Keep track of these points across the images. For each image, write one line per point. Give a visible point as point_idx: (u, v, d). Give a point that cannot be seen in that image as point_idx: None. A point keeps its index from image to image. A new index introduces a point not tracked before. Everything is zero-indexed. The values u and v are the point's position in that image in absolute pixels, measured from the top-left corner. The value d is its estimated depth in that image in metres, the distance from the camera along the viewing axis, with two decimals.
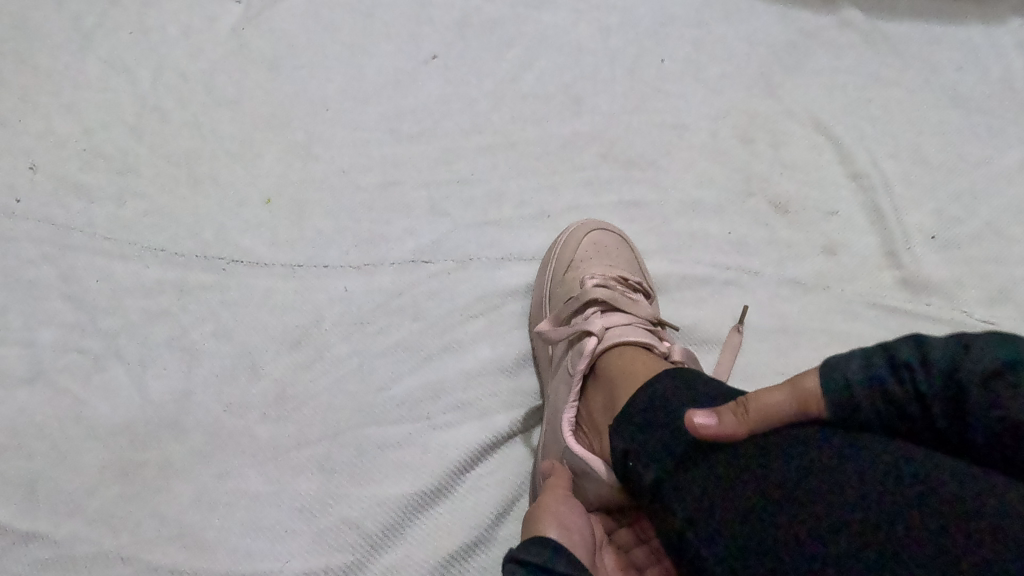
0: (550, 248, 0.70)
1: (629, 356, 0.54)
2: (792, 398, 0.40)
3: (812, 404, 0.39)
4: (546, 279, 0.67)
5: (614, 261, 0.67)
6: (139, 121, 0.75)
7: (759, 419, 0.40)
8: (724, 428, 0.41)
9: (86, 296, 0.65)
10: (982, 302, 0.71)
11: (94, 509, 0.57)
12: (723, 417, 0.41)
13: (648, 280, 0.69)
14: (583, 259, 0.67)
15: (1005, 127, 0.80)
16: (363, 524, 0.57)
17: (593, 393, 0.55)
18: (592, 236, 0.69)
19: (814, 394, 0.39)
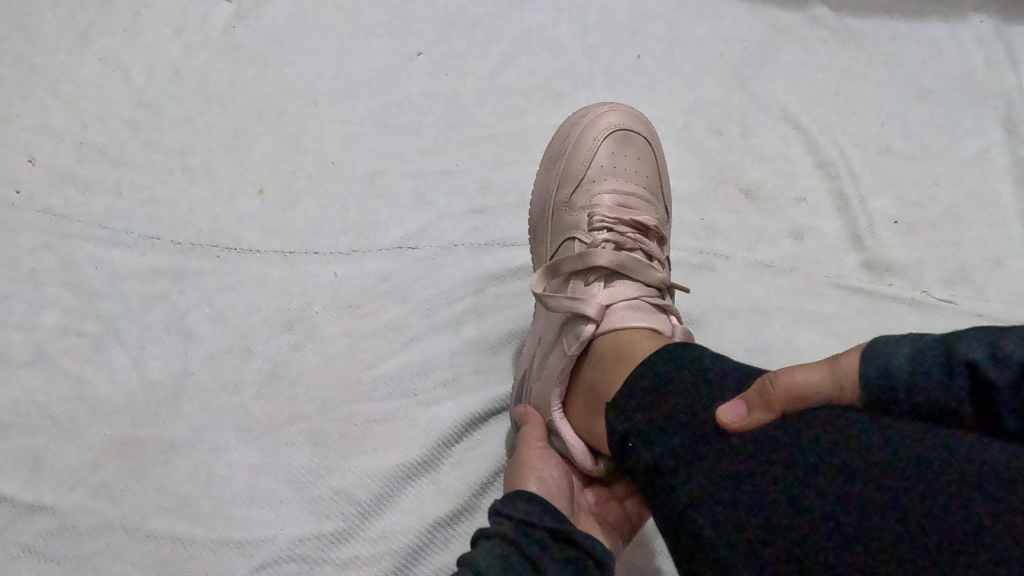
0: (566, 146, 0.70)
1: (632, 335, 0.53)
2: (826, 380, 0.37)
3: (843, 384, 0.37)
4: (555, 195, 0.68)
5: (627, 190, 0.68)
6: (134, 116, 0.77)
7: (786, 399, 0.38)
8: (757, 417, 0.39)
9: (85, 282, 0.68)
10: (941, 283, 0.75)
11: (96, 482, 0.60)
12: (755, 404, 0.39)
13: (658, 214, 0.69)
14: (595, 179, 0.68)
15: (965, 118, 0.84)
16: (354, 493, 0.60)
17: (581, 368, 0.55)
18: (609, 149, 0.69)
19: (850, 379, 0.36)
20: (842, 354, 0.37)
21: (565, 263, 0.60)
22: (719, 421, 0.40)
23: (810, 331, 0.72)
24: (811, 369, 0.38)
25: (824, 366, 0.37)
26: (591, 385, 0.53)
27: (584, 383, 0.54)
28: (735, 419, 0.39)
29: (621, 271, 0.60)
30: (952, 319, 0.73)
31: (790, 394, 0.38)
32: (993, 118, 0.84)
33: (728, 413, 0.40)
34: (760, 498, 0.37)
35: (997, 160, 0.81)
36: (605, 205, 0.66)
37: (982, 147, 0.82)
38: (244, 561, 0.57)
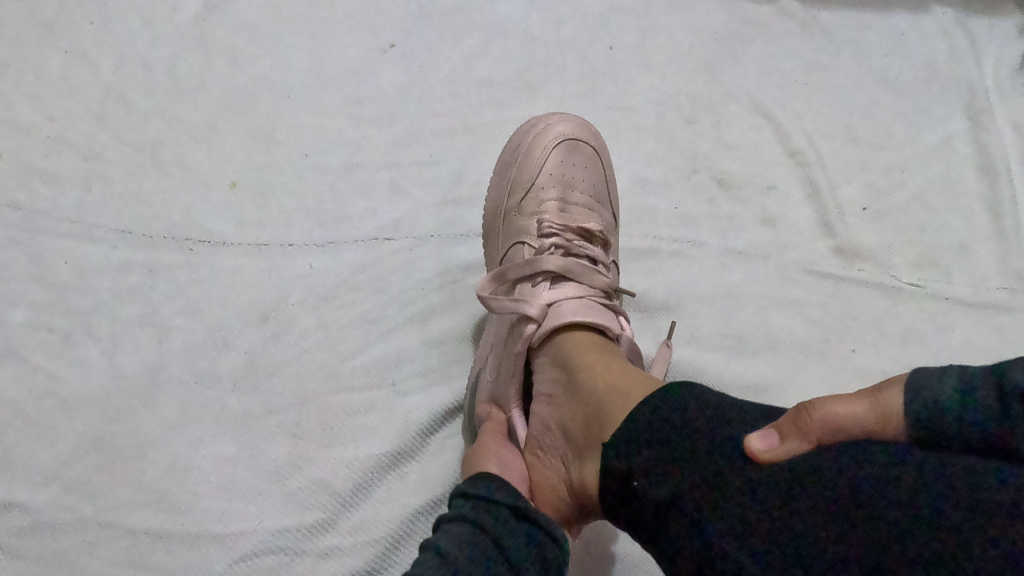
0: (513, 156, 0.71)
1: (599, 365, 0.51)
2: (868, 412, 0.37)
3: (889, 418, 0.36)
4: (504, 200, 0.69)
5: (573, 198, 0.69)
6: (103, 109, 0.76)
7: (828, 432, 0.37)
8: (790, 446, 0.38)
9: (54, 276, 0.67)
10: (909, 267, 0.77)
11: (70, 479, 0.59)
12: (788, 432, 0.38)
13: (609, 224, 0.70)
14: (543, 186, 0.68)
15: (931, 106, 0.86)
16: (334, 485, 0.60)
17: (549, 408, 0.53)
18: (558, 158, 0.69)
19: (896, 411, 0.36)
20: (883, 387, 0.37)
21: (511, 270, 0.60)
22: (747, 450, 0.38)
23: (783, 316, 0.73)
24: (852, 401, 0.37)
25: (863, 398, 0.37)
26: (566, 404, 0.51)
27: (554, 426, 0.52)
28: (766, 449, 0.38)
29: (568, 275, 0.60)
30: (920, 302, 0.75)
31: (827, 424, 0.37)
32: (957, 107, 0.86)
33: (758, 442, 0.38)
34: (738, 475, 0.38)
35: (961, 148, 0.83)
36: (551, 211, 0.67)
37: (946, 135, 0.84)
38: (222, 554, 0.57)
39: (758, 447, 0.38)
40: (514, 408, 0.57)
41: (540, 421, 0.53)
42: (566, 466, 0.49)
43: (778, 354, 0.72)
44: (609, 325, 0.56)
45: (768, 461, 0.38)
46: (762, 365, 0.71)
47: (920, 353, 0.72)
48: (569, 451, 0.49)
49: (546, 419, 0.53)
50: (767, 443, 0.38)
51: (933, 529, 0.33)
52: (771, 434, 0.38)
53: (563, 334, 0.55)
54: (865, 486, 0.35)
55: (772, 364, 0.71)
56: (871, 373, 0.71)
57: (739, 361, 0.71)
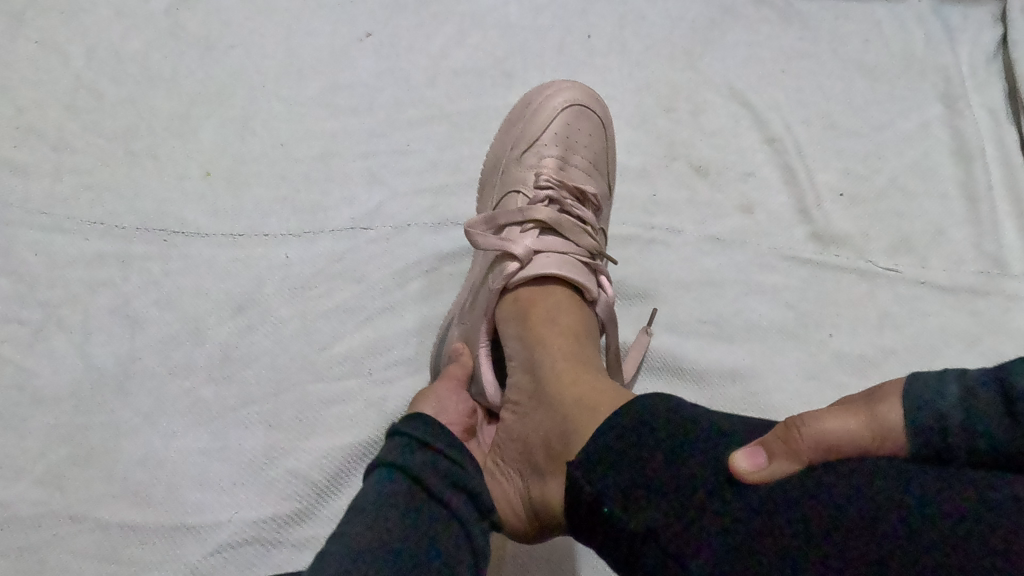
0: (523, 113, 0.72)
1: (572, 379, 0.51)
2: (861, 428, 0.35)
3: (885, 435, 0.34)
4: (507, 150, 0.70)
5: (572, 159, 0.70)
6: (74, 99, 0.75)
7: (819, 452, 0.35)
8: (778, 467, 0.36)
9: (25, 269, 0.66)
10: (885, 252, 0.77)
11: (42, 473, 0.58)
12: (777, 453, 0.36)
13: (607, 191, 0.71)
14: (546, 143, 0.70)
15: (907, 93, 0.86)
16: (310, 475, 0.60)
17: (515, 417, 0.53)
18: (564, 121, 0.71)
19: (894, 427, 0.34)
20: (879, 401, 0.34)
21: (502, 214, 0.62)
22: (733, 470, 0.37)
23: (761, 301, 0.73)
24: (844, 415, 0.35)
25: (858, 414, 0.35)
26: (532, 413, 0.51)
27: (518, 436, 0.51)
28: (754, 470, 0.37)
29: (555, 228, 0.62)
30: (896, 287, 0.75)
31: (821, 445, 0.35)
32: (933, 93, 0.86)
33: (745, 462, 0.37)
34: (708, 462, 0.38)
35: (937, 134, 0.84)
36: (550, 166, 0.68)
37: (923, 122, 0.84)
38: (197, 545, 0.57)
39: (749, 471, 0.37)
40: (481, 353, 0.58)
41: (505, 431, 0.53)
42: (523, 479, 0.50)
43: (756, 341, 0.72)
44: (587, 285, 0.60)
45: (756, 483, 0.37)
46: (741, 352, 0.71)
47: (896, 337, 0.72)
48: (532, 463, 0.49)
49: (512, 428, 0.53)
50: (758, 467, 0.37)
51: (901, 516, 0.33)
52: (763, 456, 0.37)
53: (541, 336, 0.55)
54: (835, 474, 0.35)
55: (751, 350, 0.71)
56: (848, 358, 0.71)
57: (716, 348, 0.71)
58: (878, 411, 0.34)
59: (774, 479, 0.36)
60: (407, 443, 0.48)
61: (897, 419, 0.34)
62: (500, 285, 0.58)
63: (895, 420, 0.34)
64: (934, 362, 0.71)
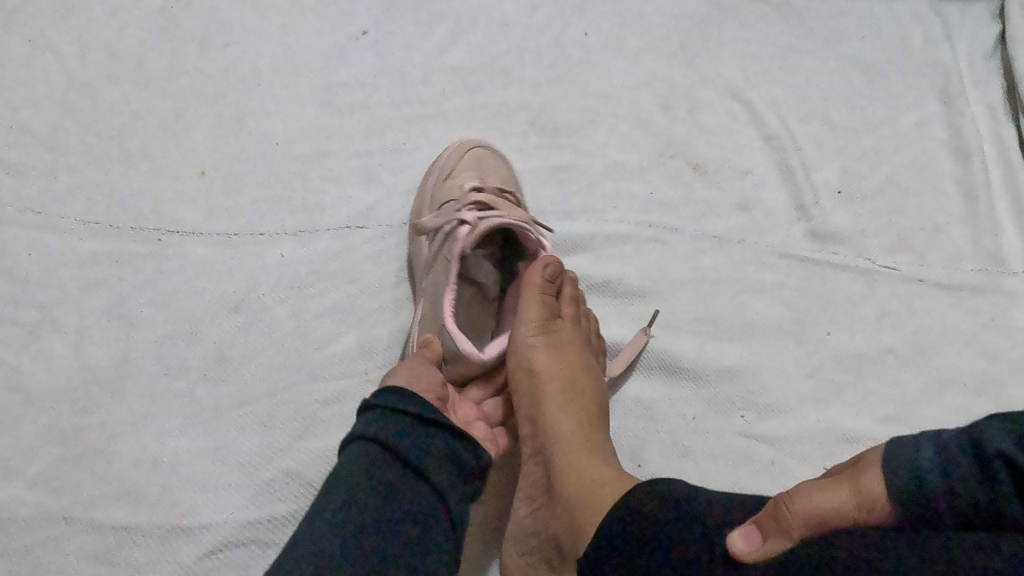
0: (432, 163, 0.73)
1: (576, 469, 0.54)
2: (849, 501, 0.38)
3: (871, 503, 0.37)
4: (428, 186, 0.70)
5: (493, 174, 0.70)
6: (68, 98, 0.75)
7: (810, 526, 0.38)
8: (772, 545, 0.38)
9: (19, 269, 0.66)
10: (884, 250, 0.77)
11: (38, 474, 0.58)
12: (769, 531, 0.39)
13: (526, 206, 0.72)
14: (463, 167, 0.70)
15: (905, 91, 0.86)
16: (306, 476, 0.60)
17: (531, 503, 0.56)
18: (472, 151, 0.72)
19: (879, 494, 0.37)
20: (862, 474, 0.38)
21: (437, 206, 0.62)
22: (731, 551, 0.39)
23: (759, 300, 0.73)
24: (831, 493, 0.38)
25: (845, 487, 0.38)
26: (546, 504, 0.54)
27: (533, 523, 0.55)
28: (749, 550, 0.39)
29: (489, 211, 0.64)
30: (894, 285, 0.75)
31: (810, 517, 0.38)
32: (931, 90, 0.86)
33: (741, 543, 0.39)
34: None
35: (935, 132, 0.83)
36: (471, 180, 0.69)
37: (921, 119, 0.84)
38: (193, 546, 0.57)
39: (744, 552, 0.39)
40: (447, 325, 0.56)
41: (522, 514, 0.57)
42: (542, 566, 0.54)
43: (754, 339, 0.72)
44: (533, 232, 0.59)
45: (754, 561, 0.39)
46: (739, 351, 0.71)
47: (894, 336, 0.72)
48: (549, 553, 0.53)
49: (526, 512, 0.56)
50: (753, 547, 0.39)
51: None
52: (757, 536, 0.39)
53: (551, 421, 0.57)
54: None
55: (748, 349, 0.71)
56: (846, 356, 0.71)
57: (715, 347, 0.71)
58: (862, 484, 0.38)
59: (766, 557, 0.38)
60: (379, 414, 0.51)
61: (882, 487, 0.37)
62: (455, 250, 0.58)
63: (879, 492, 0.37)
64: (934, 360, 0.71)
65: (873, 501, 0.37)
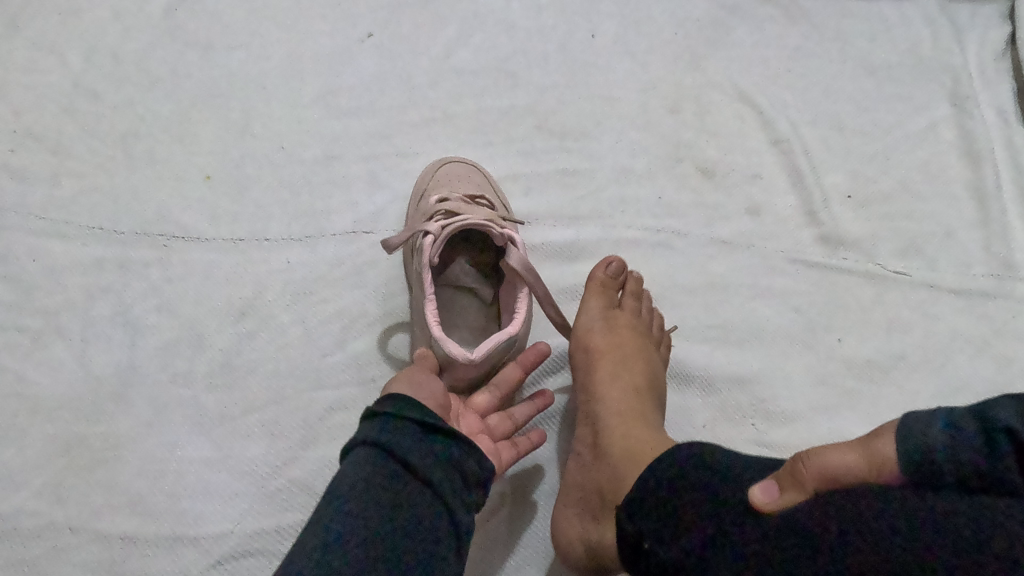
0: (414, 184, 0.73)
1: (621, 435, 0.54)
2: (862, 461, 0.38)
3: (884, 466, 0.37)
4: (410, 210, 0.70)
5: (466, 183, 0.69)
6: (72, 103, 0.74)
7: (826, 483, 0.39)
8: (789, 498, 0.39)
9: (24, 275, 0.65)
10: (895, 255, 0.76)
11: (42, 484, 0.58)
12: (787, 484, 0.39)
13: (509, 205, 0.70)
14: (436, 183, 0.70)
15: (915, 94, 0.85)
16: (314, 486, 0.59)
17: (577, 465, 0.57)
18: (442, 165, 0.71)
19: (890, 456, 0.37)
20: (877, 438, 0.38)
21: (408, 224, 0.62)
22: (750, 503, 0.39)
23: (769, 306, 0.73)
24: (847, 452, 0.39)
25: (857, 448, 0.39)
26: (591, 463, 0.55)
27: (577, 483, 0.56)
28: (767, 501, 0.39)
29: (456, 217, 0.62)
30: (905, 290, 0.74)
31: (825, 474, 0.39)
32: (941, 93, 0.85)
33: (760, 494, 0.39)
34: None
35: (945, 135, 0.83)
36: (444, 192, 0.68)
37: (930, 122, 0.83)
38: (199, 556, 0.56)
39: (761, 501, 0.39)
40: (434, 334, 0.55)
41: (569, 478, 0.57)
42: (583, 523, 0.54)
43: (763, 345, 0.71)
44: (493, 226, 0.58)
45: (771, 512, 0.39)
46: (749, 357, 0.70)
47: (905, 342, 0.72)
48: (591, 511, 0.53)
49: (572, 473, 0.57)
50: (770, 497, 0.39)
51: None
52: (772, 487, 0.39)
53: (600, 386, 0.59)
54: None
55: (758, 355, 0.70)
56: (857, 362, 0.71)
57: (725, 354, 0.70)
58: (876, 444, 0.38)
59: (782, 507, 0.38)
60: (388, 420, 0.48)
61: (893, 450, 0.37)
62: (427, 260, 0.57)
63: (891, 451, 0.37)
64: (945, 366, 0.70)
65: (885, 457, 0.38)
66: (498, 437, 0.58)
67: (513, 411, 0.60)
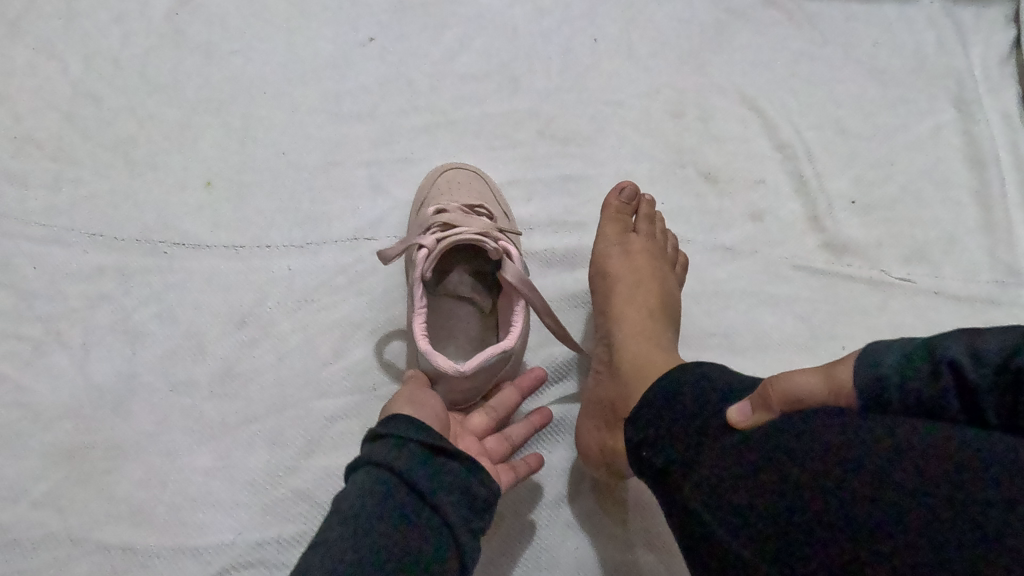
0: (415, 192, 0.72)
1: (634, 354, 0.57)
2: (823, 385, 0.42)
3: (842, 390, 0.41)
4: (409, 219, 0.70)
5: (464, 190, 0.69)
6: (73, 108, 0.74)
7: (793, 404, 0.42)
8: (763, 414, 0.42)
9: (24, 283, 0.65)
10: (899, 261, 0.76)
11: (43, 494, 0.58)
12: (760, 402, 0.43)
13: (508, 213, 0.70)
14: (435, 192, 0.69)
15: (920, 98, 0.84)
16: (315, 496, 0.59)
17: (597, 379, 0.60)
18: (442, 173, 0.71)
19: (847, 381, 0.41)
20: (837, 365, 0.42)
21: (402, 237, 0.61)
22: (728, 420, 0.43)
23: (773, 313, 0.72)
24: (809, 375, 0.42)
25: (819, 373, 0.42)
26: (607, 378, 0.58)
27: (596, 396, 0.59)
28: (743, 418, 0.42)
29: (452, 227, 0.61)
30: (910, 297, 0.74)
31: (792, 394, 0.42)
32: (945, 96, 0.84)
33: (735, 413, 0.43)
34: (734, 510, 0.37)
35: (949, 139, 0.82)
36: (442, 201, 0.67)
37: (935, 126, 0.83)
38: (201, 568, 0.56)
39: (738, 419, 0.43)
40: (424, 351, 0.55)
41: (590, 394, 0.61)
42: (604, 431, 0.58)
43: (768, 352, 0.71)
44: (485, 241, 0.57)
45: (746, 427, 0.42)
46: (753, 364, 0.70)
47: None
48: (610, 422, 0.57)
49: (593, 388, 0.61)
50: (746, 415, 0.42)
51: None
52: (747, 407, 0.43)
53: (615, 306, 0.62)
54: None
55: (762, 362, 0.70)
56: None
57: (729, 361, 0.70)
58: (835, 372, 0.42)
59: (756, 424, 0.42)
60: (395, 441, 0.48)
61: (853, 377, 0.41)
62: (419, 276, 0.57)
63: (847, 377, 0.41)
64: None
65: (842, 381, 0.41)
66: (496, 460, 0.58)
67: (511, 431, 0.59)
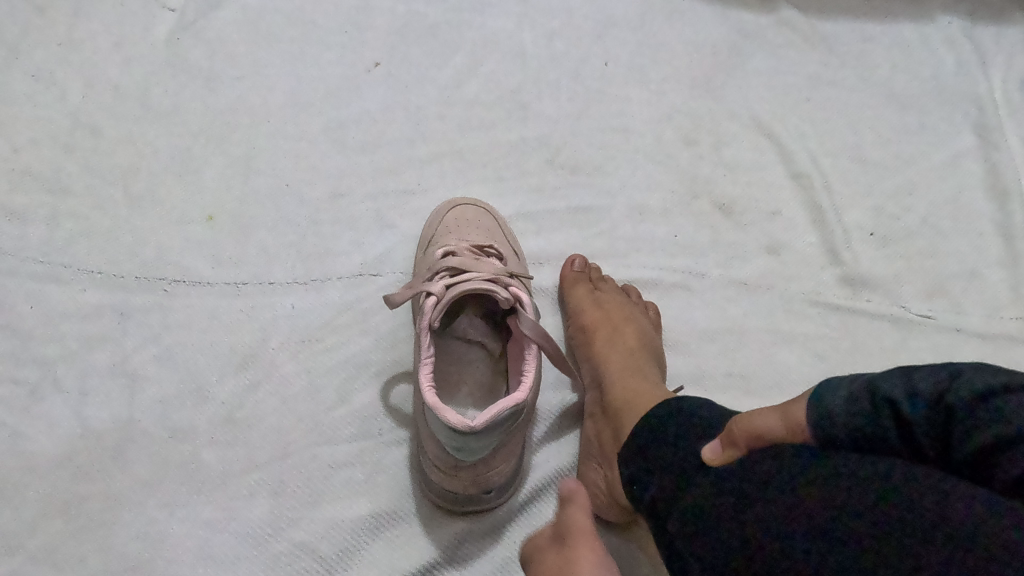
0: (422, 229, 0.71)
1: (624, 389, 0.58)
2: (780, 424, 0.40)
3: (799, 428, 0.40)
4: (416, 259, 0.68)
5: (472, 230, 0.67)
6: (72, 138, 0.72)
7: (753, 441, 0.41)
8: (729, 453, 0.42)
9: (20, 322, 0.63)
10: (919, 297, 0.73)
11: (38, 547, 0.56)
12: (726, 441, 0.43)
13: (518, 253, 0.68)
14: (442, 232, 0.67)
15: (939, 124, 0.82)
16: (319, 548, 0.57)
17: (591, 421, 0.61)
18: (450, 210, 0.69)
19: (801, 420, 0.39)
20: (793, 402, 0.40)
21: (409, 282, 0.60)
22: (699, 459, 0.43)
23: (789, 351, 0.70)
24: (770, 414, 0.41)
25: (777, 410, 0.41)
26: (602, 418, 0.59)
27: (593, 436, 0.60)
28: (712, 456, 0.43)
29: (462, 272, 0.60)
30: (931, 334, 0.71)
31: (752, 432, 0.41)
32: (965, 123, 0.82)
33: (707, 450, 0.43)
34: None
35: (970, 167, 0.80)
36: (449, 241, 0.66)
37: (954, 155, 0.80)
38: None
39: (707, 457, 0.43)
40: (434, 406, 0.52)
41: (586, 435, 0.61)
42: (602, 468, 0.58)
43: (784, 393, 0.68)
44: (497, 289, 0.56)
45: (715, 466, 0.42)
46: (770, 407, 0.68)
47: None
48: (611, 456, 0.57)
49: (587, 431, 0.61)
50: (714, 452, 0.43)
51: None
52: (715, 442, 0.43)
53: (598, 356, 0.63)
54: None
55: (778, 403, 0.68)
56: None
57: (745, 403, 0.68)
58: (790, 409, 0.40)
59: (722, 462, 0.42)
60: None
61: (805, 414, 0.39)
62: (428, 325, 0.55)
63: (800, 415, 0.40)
64: None
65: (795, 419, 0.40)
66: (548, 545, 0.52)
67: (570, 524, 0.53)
